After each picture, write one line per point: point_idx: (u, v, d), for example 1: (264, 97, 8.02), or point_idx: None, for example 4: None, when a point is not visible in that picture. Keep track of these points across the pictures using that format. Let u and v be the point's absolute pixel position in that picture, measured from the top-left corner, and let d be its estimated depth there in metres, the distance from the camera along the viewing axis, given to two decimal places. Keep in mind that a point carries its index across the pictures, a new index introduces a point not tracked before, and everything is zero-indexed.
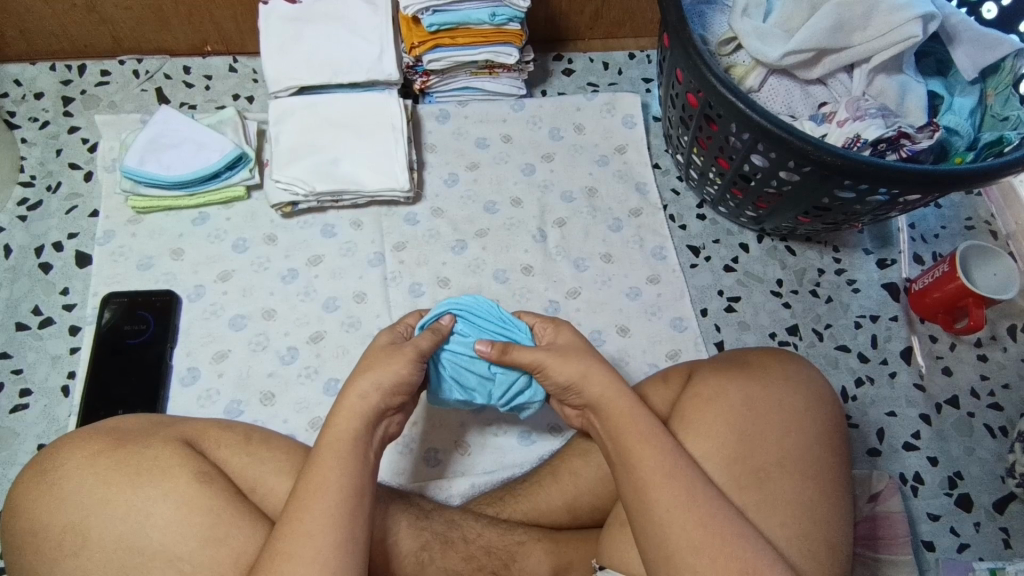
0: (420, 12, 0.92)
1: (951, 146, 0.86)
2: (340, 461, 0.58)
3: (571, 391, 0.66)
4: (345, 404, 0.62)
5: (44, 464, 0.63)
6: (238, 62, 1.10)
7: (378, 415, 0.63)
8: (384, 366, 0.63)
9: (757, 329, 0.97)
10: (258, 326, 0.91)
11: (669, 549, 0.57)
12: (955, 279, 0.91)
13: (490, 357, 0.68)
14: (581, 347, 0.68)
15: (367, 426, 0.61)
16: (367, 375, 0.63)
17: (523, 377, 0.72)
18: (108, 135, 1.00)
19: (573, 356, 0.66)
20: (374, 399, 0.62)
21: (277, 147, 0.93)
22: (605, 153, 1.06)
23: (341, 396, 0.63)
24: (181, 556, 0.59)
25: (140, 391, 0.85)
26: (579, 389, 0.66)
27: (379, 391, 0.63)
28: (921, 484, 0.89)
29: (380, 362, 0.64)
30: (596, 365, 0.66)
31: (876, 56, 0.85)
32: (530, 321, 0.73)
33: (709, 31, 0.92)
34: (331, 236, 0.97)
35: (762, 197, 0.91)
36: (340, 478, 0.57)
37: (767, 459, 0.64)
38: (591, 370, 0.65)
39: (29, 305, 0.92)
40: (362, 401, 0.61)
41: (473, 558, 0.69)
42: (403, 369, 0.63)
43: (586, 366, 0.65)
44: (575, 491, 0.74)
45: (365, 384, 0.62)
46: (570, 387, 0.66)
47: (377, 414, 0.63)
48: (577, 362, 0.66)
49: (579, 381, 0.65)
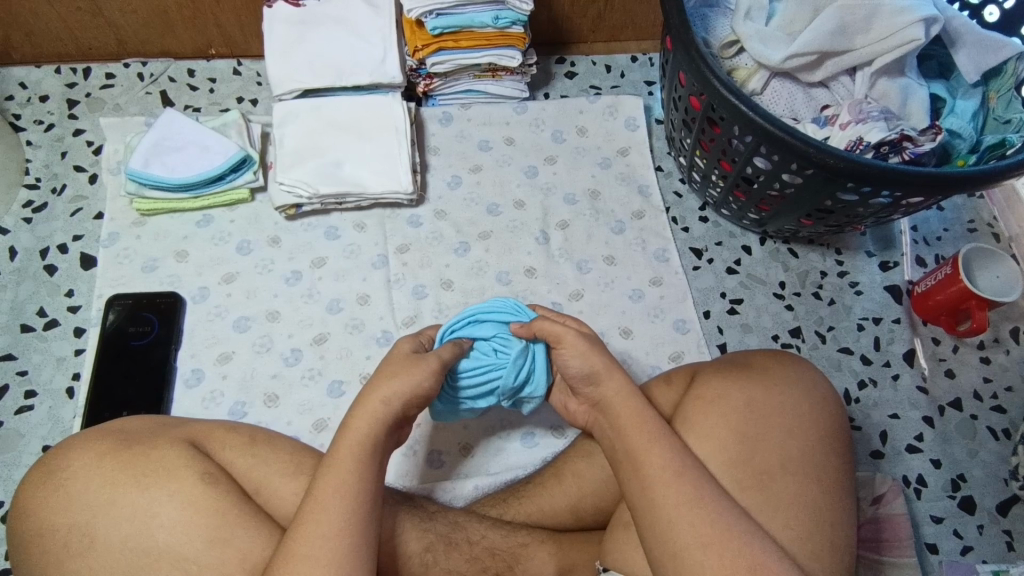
0: (424, 15, 0.92)
1: (954, 149, 0.86)
2: (352, 465, 0.58)
3: (590, 381, 0.66)
4: (362, 407, 0.61)
5: (51, 465, 0.63)
6: (242, 65, 1.11)
7: (395, 424, 0.62)
8: (392, 367, 0.64)
9: (760, 331, 0.97)
10: (261, 328, 0.91)
11: (674, 547, 0.57)
12: (959, 282, 0.91)
13: (522, 334, 0.71)
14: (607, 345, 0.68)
15: (384, 430, 0.61)
16: (376, 377, 0.63)
17: (534, 366, 0.72)
18: (114, 137, 1.00)
19: (579, 354, 0.66)
20: (399, 407, 0.62)
21: (281, 150, 0.93)
22: (608, 156, 1.06)
23: (360, 400, 0.62)
24: (187, 557, 0.59)
25: (144, 393, 0.85)
26: (596, 382, 0.66)
27: (401, 397, 0.62)
28: (924, 486, 0.89)
29: (388, 364, 0.65)
30: (606, 364, 0.66)
31: (879, 59, 0.85)
32: (546, 313, 0.74)
33: (712, 33, 0.92)
34: (335, 238, 0.97)
35: (765, 199, 0.91)
36: (353, 481, 0.58)
37: (770, 460, 0.64)
38: (595, 370, 0.65)
39: (34, 306, 0.92)
40: (368, 403, 0.61)
41: (478, 559, 0.69)
42: (409, 371, 0.64)
43: (593, 367, 0.66)
44: (579, 492, 0.74)
45: (373, 385, 0.62)
46: (592, 375, 0.66)
47: (396, 420, 0.62)
48: (582, 362, 0.66)
49: (602, 371, 0.65)
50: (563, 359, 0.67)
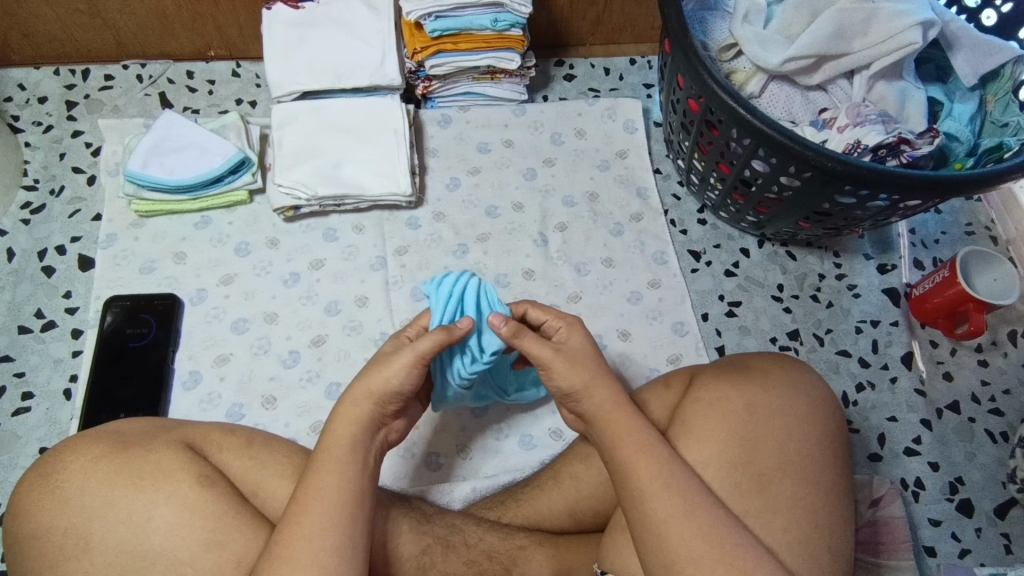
0: (423, 18, 0.91)
1: (951, 152, 0.86)
2: (335, 466, 0.59)
3: (570, 399, 0.65)
4: (342, 409, 0.62)
5: (47, 467, 0.63)
6: (241, 67, 1.11)
7: (377, 424, 0.63)
8: (374, 369, 0.62)
9: (758, 333, 0.97)
10: (259, 329, 0.91)
11: (669, 557, 0.57)
12: (956, 285, 0.91)
13: (502, 334, 0.65)
14: (594, 354, 0.66)
15: (364, 430, 0.61)
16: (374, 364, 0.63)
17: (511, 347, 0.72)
18: (112, 139, 1.00)
19: (560, 373, 0.64)
20: (368, 407, 0.62)
21: (280, 151, 0.93)
22: (606, 158, 1.06)
23: (341, 401, 0.63)
24: (181, 560, 0.59)
25: (141, 394, 0.85)
26: (577, 399, 0.64)
27: (371, 397, 0.62)
28: (922, 489, 0.89)
29: (372, 366, 0.63)
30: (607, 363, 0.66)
31: (875, 63, 0.85)
32: (540, 315, 0.69)
33: (710, 36, 0.92)
34: (333, 240, 0.97)
35: (762, 202, 0.91)
36: (335, 482, 0.58)
37: (768, 464, 0.64)
38: (577, 389, 0.64)
39: (31, 308, 0.92)
40: (348, 410, 0.61)
41: (474, 562, 0.69)
42: (394, 374, 0.62)
43: (573, 386, 0.64)
44: (576, 495, 0.74)
45: (359, 390, 0.62)
46: (573, 394, 0.64)
47: (374, 421, 0.62)
48: (564, 381, 0.64)
49: (581, 390, 0.64)
50: (548, 377, 0.65)
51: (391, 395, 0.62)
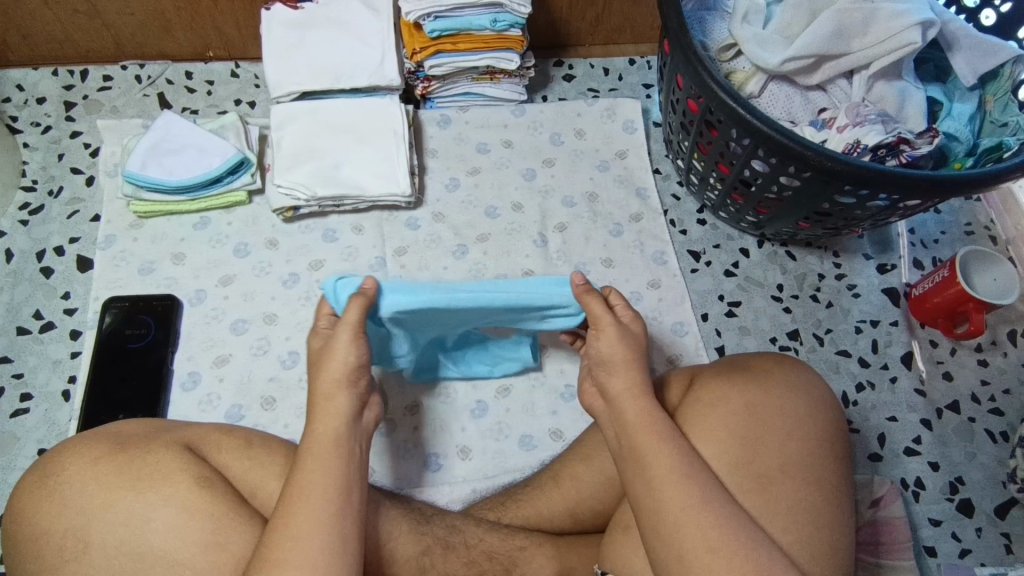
0: (421, 19, 0.91)
1: (951, 152, 0.86)
2: (320, 463, 0.58)
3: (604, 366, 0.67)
4: (322, 408, 0.62)
5: (44, 470, 0.62)
6: (240, 68, 1.11)
7: (357, 415, 0.63)
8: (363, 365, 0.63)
9: (758, 334, 0.97)
10: (258, 330, 0.91)
11: (681, 548, 0.56)
12: (956, 285, 0.91)
13: (576, 286, 0.69)
14: (638, 340, 0.68)
15: (347, 423, 0.62)
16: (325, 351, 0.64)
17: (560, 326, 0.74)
18: (110, 139, 1.00)
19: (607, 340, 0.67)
20: (342, 397, 0.62)
21: (278, 152, 0.93)
22: (606, 158, 1.06)
23: (313, 402, 0.63)
24: (181, 562, 0.59)
25: (141, 395, 0.85)
26: (612, 370, 0.66)
27: (343, 387, 0.63)
28: (922, 489, 0.89)
29: (320, 360, 0.64)
30: (625, 358, 0.66)
31: (875, 63, 0.85)
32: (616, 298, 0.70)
33: (709, 37, 0.92)
34: (332, 241, 0.97)
35: (762, 202, 0.91)
36: (321, 480, 0.58)
37: (770, 463, 0.64)
38: (616, 359, 0.66)
39: (29, 309, 0.92)
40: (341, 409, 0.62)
41: (474, 562, 0.69)
42: (346, 353, 0.63)
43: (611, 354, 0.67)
44: (578, 495, 0.73)
45: (328, 386, 0.62)
46: (608, 364, 0.67)
47: (354, 412, 0.62)
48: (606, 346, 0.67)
49: (619, 360, 0.66)
50: None
51: (356, 371, 0.63)
